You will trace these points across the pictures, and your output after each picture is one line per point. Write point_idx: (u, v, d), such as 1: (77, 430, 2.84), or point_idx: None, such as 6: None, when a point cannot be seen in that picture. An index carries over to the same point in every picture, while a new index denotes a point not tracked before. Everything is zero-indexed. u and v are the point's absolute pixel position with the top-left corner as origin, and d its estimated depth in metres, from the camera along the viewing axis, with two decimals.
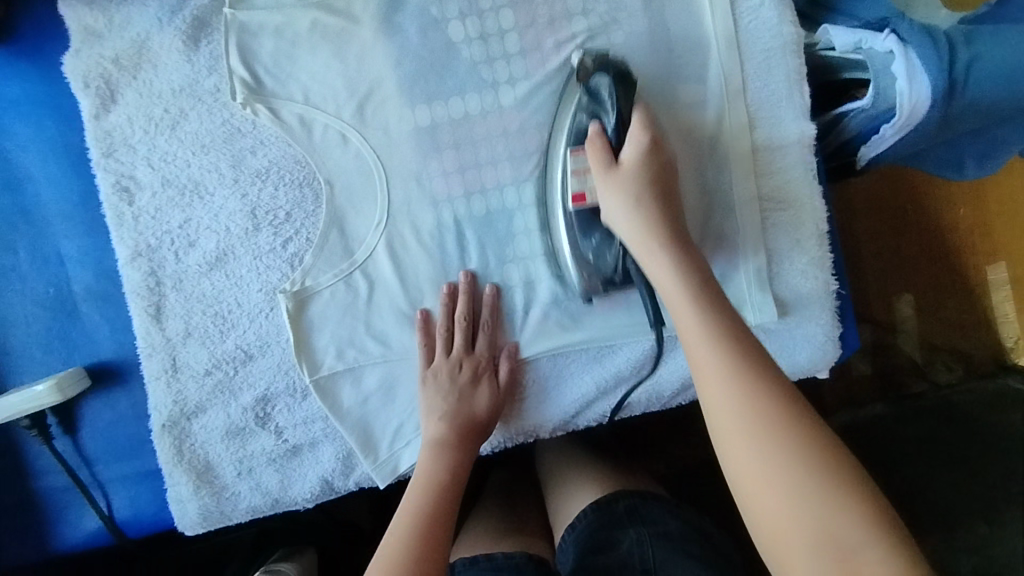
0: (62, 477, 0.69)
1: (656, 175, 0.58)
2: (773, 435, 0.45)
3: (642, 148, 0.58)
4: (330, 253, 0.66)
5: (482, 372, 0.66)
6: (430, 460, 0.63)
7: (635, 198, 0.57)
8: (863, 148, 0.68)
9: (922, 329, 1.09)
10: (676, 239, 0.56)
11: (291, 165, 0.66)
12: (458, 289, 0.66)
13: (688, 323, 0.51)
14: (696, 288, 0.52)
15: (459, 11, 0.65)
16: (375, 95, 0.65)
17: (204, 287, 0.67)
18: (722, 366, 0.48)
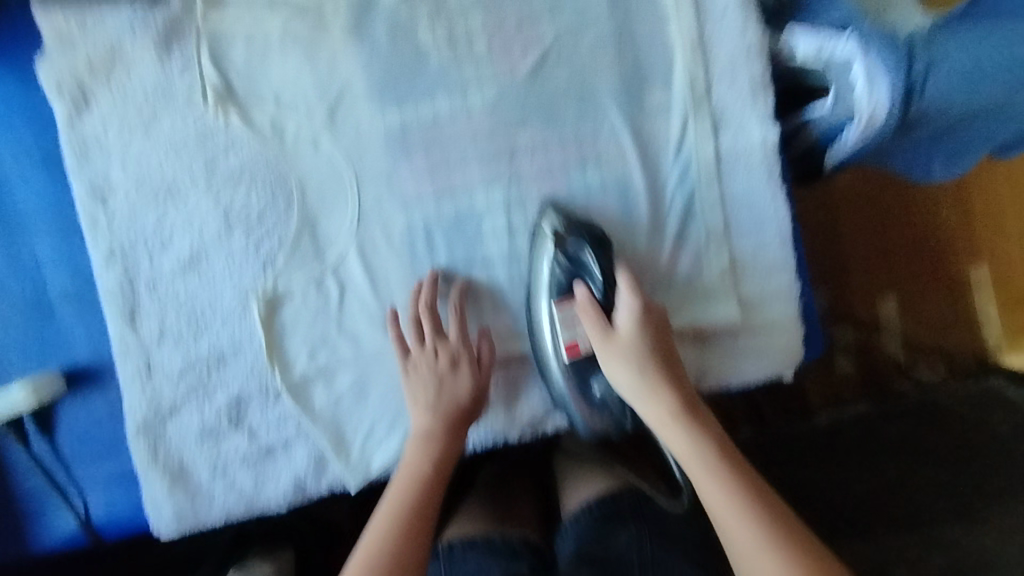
0: (39, 479, 0.70)
1: (657, 341, 0.61)
2: (777, 549, 0.54)
3: (635, 314, 0.61)
4: (302, 255, 0.67)
5: (461, 359, 0.65)
6: (415, 451, 0.63)
7: (639, 376, 0.60)
8: (829, 151, 0.70)
9: (907, 328, 1.16)
10: (687, 408, 0.60)
11: (264, 168, 0.66)
12: (422, 284, 0.66)
13: (704, 484, 0.57)
14: (712, 452, 0.58)
15: (429, 15, 0.65)
16: (345, 99, 0.66)
17: (178, 289, 0.67)
18: (745, 539, 0.55)
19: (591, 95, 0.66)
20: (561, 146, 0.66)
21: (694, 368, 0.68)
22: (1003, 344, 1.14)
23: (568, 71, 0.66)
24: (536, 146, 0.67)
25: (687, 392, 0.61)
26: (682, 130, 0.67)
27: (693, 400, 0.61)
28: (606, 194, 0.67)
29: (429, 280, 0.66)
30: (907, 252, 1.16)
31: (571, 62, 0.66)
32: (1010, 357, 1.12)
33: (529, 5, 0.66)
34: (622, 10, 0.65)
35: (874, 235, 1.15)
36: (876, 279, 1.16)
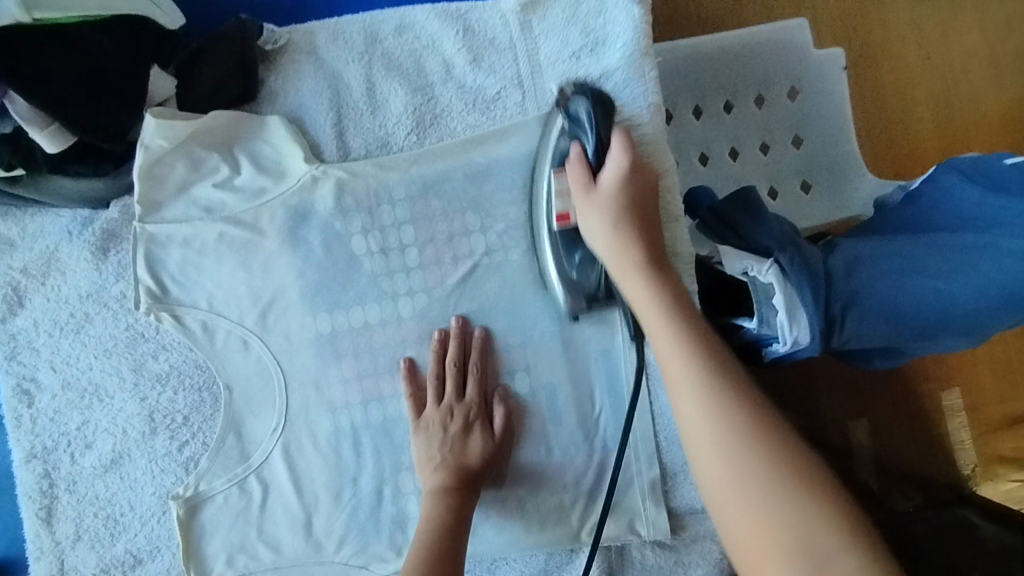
0: None
1: (637, 201, 0.57)
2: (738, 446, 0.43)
3: (623, 169, 0.58)
4: (226, 457, 0.66)
5: (473, 417, 0.65)
6: (432, 506, 0.61)
7: (610, 219, 0.56)
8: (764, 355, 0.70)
9: (882, 454, 1.01)
10: (653, 263, 0.55)
11: (192, 369, 0.67)
12: (447, 335, 0.66)
13: (662, 342, 0.50)
14: (690, 343, 0.49)
15: (363, 226, 0.67)
16: (277, 304, 0.67)
17: (97, 490, 0.66)
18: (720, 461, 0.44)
19: (520, 306, 0.68)
20: (489, 354, 0.67)
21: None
22: (977, 471, 1.02)
23: (497, 283, 0.68)
24: None
25: (658, 250, 0.56)
26: (612, 340, 0.67)
27: (663, 261, 0.56)
28: (536, 401, 0.67)
29: (455, 327, 0.66)
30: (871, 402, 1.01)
31: (501, 274, 0.68)
32: (986, 487, 1.00)
33: (461, 218, 0.68)
34: None
35: (834, 395, 1.01)
36: (846, 406, 1.01)
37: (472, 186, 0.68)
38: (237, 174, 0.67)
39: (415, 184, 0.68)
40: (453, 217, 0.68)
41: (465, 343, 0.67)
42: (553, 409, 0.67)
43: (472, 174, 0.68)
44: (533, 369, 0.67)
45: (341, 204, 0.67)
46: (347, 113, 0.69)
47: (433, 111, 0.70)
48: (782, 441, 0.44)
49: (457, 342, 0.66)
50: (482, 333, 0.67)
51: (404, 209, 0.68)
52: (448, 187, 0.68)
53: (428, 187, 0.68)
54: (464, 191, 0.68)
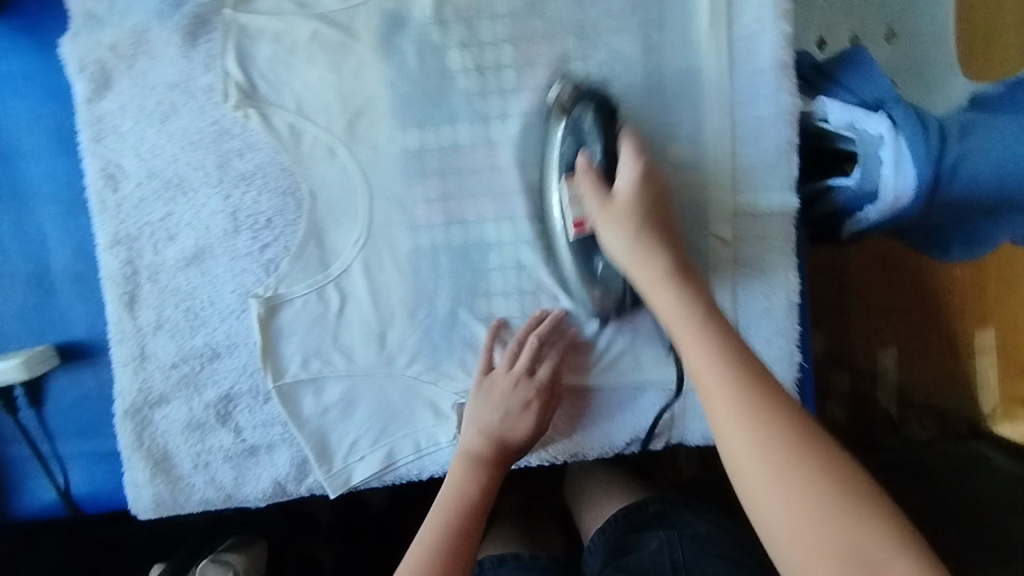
0: (24, 448, 0.71)
1: (654, 204, 0.58)
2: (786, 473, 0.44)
3: (636, 174, 0.59)
4: (306, 264, 0.67)
5: (524, 388, 0.65)
6: (465, 475, 0.62)
7: (675, 300, 0.53)
8: (845, 226, 0.68)
9: (904, 384, 0.99)
10: (682, 273, 0.55)
11: (276, 173, 0.66)
12: (542, 318, 0.66)
13: (689, 346, 0.50)
14: (702, 327, 0.50)
15: (460, 41, 0.65)
16: (366, 115, 0.66)
17: (179, 282, 0.68)
18: (754, 439, 0.45)
19: None
20: (575, 190, 0.66)
21: (680, 422, 0.69)
22: (996, 413, 0.95)
23: None
24: None
25: (682, 257, 0.57)
26: (703, 188, 0.65)
27: (688, 266, 0.56)
28: None
29: (547, 313, 0.66)
30: (908, 323, 0.98)
31: (599, 105, 0.65)
32: (1002, 429, 0.94)
33: (563, 42, 0.64)
34: (656, 60, 0.64)
35: (869, 307, 0.98)
36: (877, 329, 0.98)
37: (579, 8, 0.64)
38: None
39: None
40: (555, 40, 0.64)
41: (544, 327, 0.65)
42: None
43: None
44: None
45: (441, 15, 0.64)
46: None
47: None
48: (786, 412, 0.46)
49: (539, 329, 0.65)
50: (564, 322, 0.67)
51: (505, 25, 0.64)
52: (553, 7, 0.64)
53: (531, 4, 0.64)
54: (569, 12, 0.64)
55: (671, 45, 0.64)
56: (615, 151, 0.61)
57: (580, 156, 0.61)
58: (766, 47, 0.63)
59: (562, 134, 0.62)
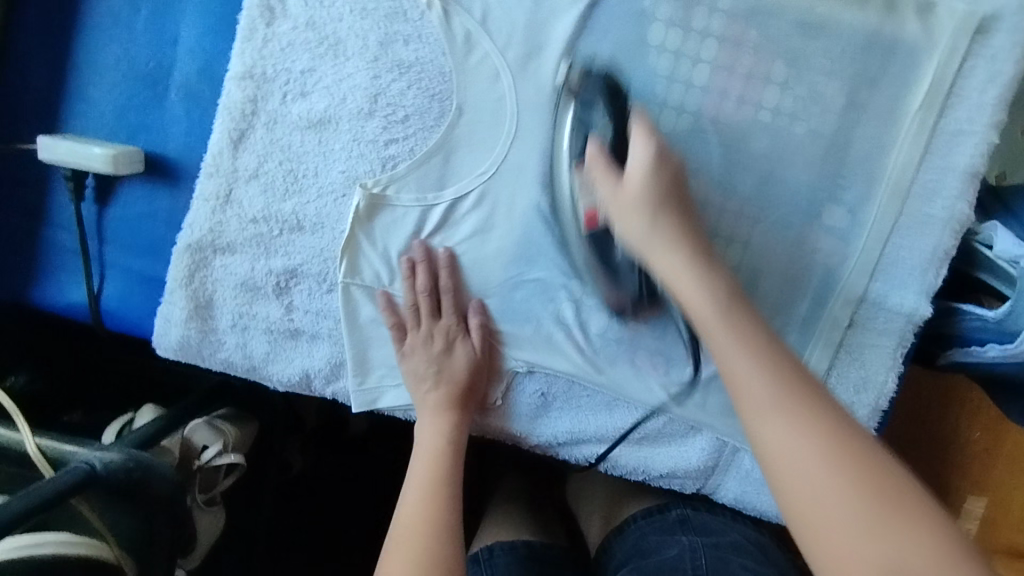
0: (70, 239, 0.67)
1: (665, 182, 0.56)
2: (831, 462, 0.44)
3: (647, 154, 0.57)
4: (424, 174, 0.64)
5: (455, 339, 0.65)
6: (429, 426, 0.65)
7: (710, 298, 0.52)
8: (951, 350, 0.67)
9: None
10: (694, 249, 0.54)
11: (433, 74, 0.63)
12: (415, 262, 0.65)
13: (725, 352, 0.49)
14: (744, 334, 0.50)
15: (669, 19, 0.61)
16: (545, 53, 0.62)
17: (292, 141, 0.64)
18: (791, 438, 0.45)
19: (774, 179, 0.62)
20: (718, 213, 0.63)
21: (717, 477, 0.66)
22: None
23: (766, 147, 0.62)
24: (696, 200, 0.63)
25: (695, 236, 0.55)
26: (843, 260, 0.62)
27: (704, 245, 0.55)
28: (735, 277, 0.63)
29: (419, 253, 0.65)
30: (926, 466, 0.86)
31: (775, 139, 0.62)
32: None
33: (768, 63, 0.61)
34: (852, 117, 0.61)
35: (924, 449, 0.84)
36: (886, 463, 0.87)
37: (800, 34, 0.60)
38: None
39: (744, 2, 0.60)
40: (761, 58, 0.61)
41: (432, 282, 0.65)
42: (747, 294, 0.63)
43: (807, 23, 0.60)
44: (750, 248, 0.63)
45: None
46: None
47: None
48: (828, 417, 0.46)
49: (425, 268, 0.65)
50: (424, 275, 0.65)
51: (720, 22, 0.61)
52: (775, 23, 0.60)
53: (755, 12, 0.60)
54: (789, 35, 0.60)
55: (872, 109, 0.61)
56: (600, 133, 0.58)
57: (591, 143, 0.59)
58: (966, 150, 0.60)
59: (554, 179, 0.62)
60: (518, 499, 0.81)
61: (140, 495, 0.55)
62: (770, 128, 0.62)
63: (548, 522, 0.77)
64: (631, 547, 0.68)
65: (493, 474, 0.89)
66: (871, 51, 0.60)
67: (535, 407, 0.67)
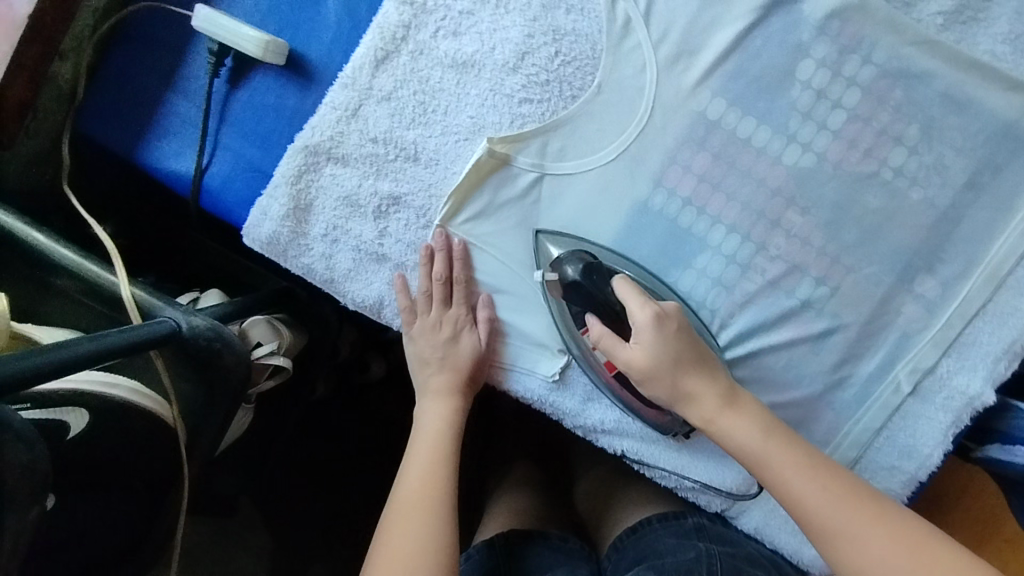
0: (191, 110, 0.69)
1: (670, 348, 0.59)
2: (868, 530, 0.54)
3: (643, 309, 0.60)
4: (548, 140, 0.65)
5: (462, 328, 0.67)
6: (434, 410, 0.67)
7: (720, 407, 0.59)
8: (983, 446, 0.70)
9: None
10: (695, 359, 0.60)
11: (585, 47, 0.65)
12: (434, 252, 0.66)
13: (742, 436, 0.58)
14: (758, 421, 0.58)
15: (823, 57, 0.62)
16: (695, 58, 0.64)
17: (432, 75, 0.66)
18: (830, 507, 0.54)
19: (878, 237, 0.63)
20: (816, 253, 0.64)
21: (743, 503, 0.68)
22: None
23: (880, 203, 0.63)
24: (798, 236, 0.64)
25: (694, 349, 0.60)
26: (921, 330, 0.64)
27: (703, 350, 0.61)
28: (814, 320, 0.65)
29: (438, 243, 0.66)
30: None
31: (890, 199, 0.63)
32: None
33: (905, 124, 0.62)
34: (970, 197, 0.62)
35: None
36: None
37: (945, 105, 0.61)
38: None
39: (899, 61, 0.61)
40: (900, 118, 0.62)
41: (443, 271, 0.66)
42: (822, 337, 0.65)
43: (953, 96, 0.61)
44: (836, 296, 0.64)
45: (826, 22, 0.62)
46: None
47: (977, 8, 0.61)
48: (843, 485, 0.55)
49: (444, 257, 0.66)
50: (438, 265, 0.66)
51: (871, 74, 0.62)
52: (923, 89, 0.61)
53: (907, 74, 0.61)
54: (933, 103, 0.61)
55: (990, 195, 0.62)
56: (599, 304, 0.61)
57: (596, 321, 0.62)
58: None
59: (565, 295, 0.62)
60: (527, 486, 0.84)
61: (211, 367, 0.55)
62: (890, 189, 0.63)
63: (558, 513, 0.80)
64: (642, 546, 0.68)
65: (505, 458, 0.91)
66: (1006, 140, 0.61)
67: (587, 390, 0.68)
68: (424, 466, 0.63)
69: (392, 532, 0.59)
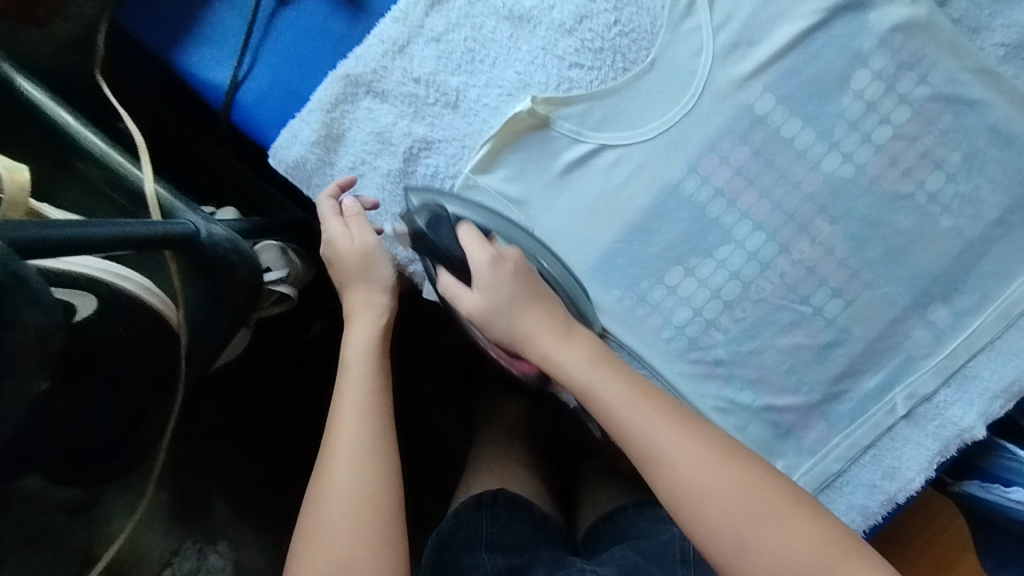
0: (236, 21, 0.67)
1: (503, 287, 0.54)
2: (664, 417, 0.49)
3: (472, 245, 0.56)
4: (594, 107, 0.64)
5: (335, 238, 0.61)
6: (367, 330, 0.59)
7: (487, 275, 0.55)
8: (962, 480, 0.69)
9: None
10: (500, 257, 0.55)
11: (643, 21, 0.64)
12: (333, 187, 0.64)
13: (527, 321, 0.54)
14: (552, 314, 0.54)
15: (879, 69, 0.62)
16: (753, 49, 0.63)
17: (485, 25, 0.65)
18: (625, 399, 0.49)
19: (900, 257, 0.63)
20: (838, 263, 0.63)
21: None
22: None
23: (910, 224, 0.62)
24: (823, 244, 0.63)
25: (509, 254, 0.56)
26: (927, 356, 0.64)
27: (518, 258, 0.56)
28: (824, 330, 0.64)
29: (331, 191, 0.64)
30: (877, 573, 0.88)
31: (919, 221, 0.62)
32: None
33: (949, 151, 0.61)
34: (998, 232, 0.62)
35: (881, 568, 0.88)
36: None
37: (992, 138, 0.61)
38: None
39: (954, 85, 0.61)
40: (944, 143, 0.61)
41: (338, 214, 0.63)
42: (828, 348, 0.64)
43: (1001, 130, 0.61)
44: (851, 308, 0.64)
45: (888, 36, 0.61)
46: None
47: None
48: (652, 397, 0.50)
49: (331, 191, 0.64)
50: (326, 207, 0.62)
51: (924, 94, 0.61)
52: (974, 116, 0.61)
53: (961, 100, 0.61)
54: (980, 135, 0.61)
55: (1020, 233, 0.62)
56: (445, 257, 0.57)
57: (444, 271, 0.58)
58: None
59: (413, 247, 0.59)
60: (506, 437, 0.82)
61: (221, 281, 0.55)
62: (921, 212, 0.62)
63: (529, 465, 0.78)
64: (615, 533, 0.69)
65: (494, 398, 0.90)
66: None
67: None
68: (357, 394, 0.56)
69: (313, 498, 0.52)
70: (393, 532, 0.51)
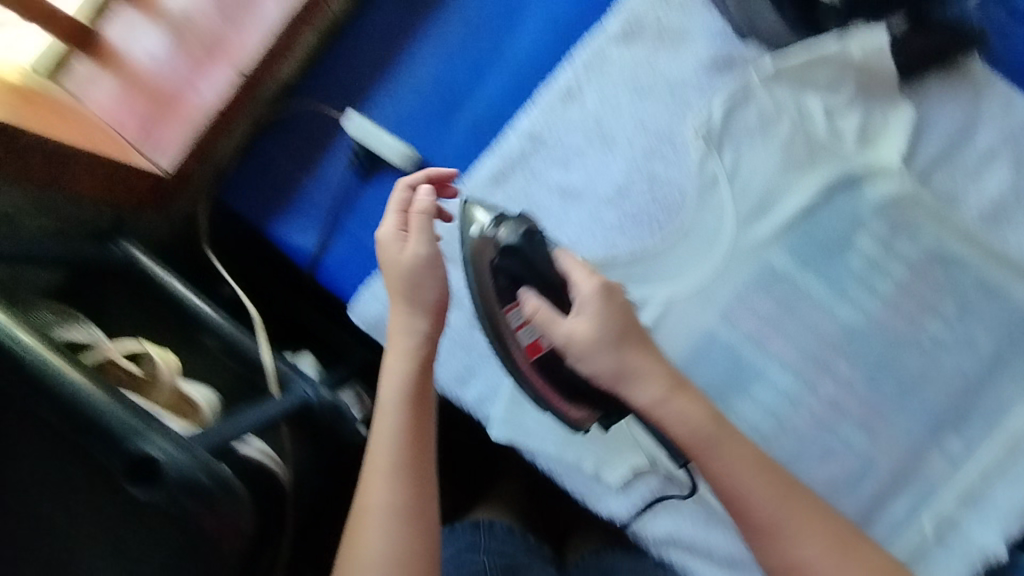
0: (323, 196, 0.77)
1: (610, 307, 0.61)
2: (754, 460, 0.60)
3: (591, 282, 0.61)
4: (638, 267, 0.75)
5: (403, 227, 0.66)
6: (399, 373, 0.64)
7: (597, 318, 0.60)
8: None
9: None
10: (608, 290, 0.61)
11: (676, 193, 0.75)
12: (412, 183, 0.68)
13: (632, 358, 0.60)
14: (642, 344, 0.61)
15: (878, 233, 0.72)
16: (769, 217, 0.74)
17: (539, 199, 0.76)
18: (727, 445, 0.60)
19: (912, 395, 0.71)
20: (859, 400, 0.72)
21: None
22: None
23: (917, 364, 0.72)
24: (845, 383, 0.72)
25: (614, 290, 0.62)
26: (945, 482, 0.71)
27: (617, 291, 0.62)
28: (852, 460, 0.71)
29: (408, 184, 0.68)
30: None
31: (925, 361, 0.72)
32: None
33: (943, 301, 0.72)
34: (994, 371, 0.71)
35: None
36: None
37: (978, 291, 0.71)
38: (847, 114, 0.73)
39: (942, 247, 0.72)
40: (939, 295, 0.72)
41: (403, 202, 0.67)
42: (857, 476, 0.71)
43: (985, 285, 0.71)
44: (876, 441, 0.71)
45: (884, 206, 0.72)
46: (955, 156, 0.72)
47: (1013, 213, 0.72)
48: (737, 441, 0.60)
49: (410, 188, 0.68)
50: (398, 194, 0.66)
51: (918, 254, 0.72)
52: (961, 272, 0.72)
53: (949, 259, 0.72)
54: (968, 289, 0.72)
55: (1013, 371, 0.71)
56: (540, 282, 0.62)
57: (534, 296, 0.61)
58: None
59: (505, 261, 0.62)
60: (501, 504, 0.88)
61: (329, 434, 0.64)
62: (926, 353, 0.72)
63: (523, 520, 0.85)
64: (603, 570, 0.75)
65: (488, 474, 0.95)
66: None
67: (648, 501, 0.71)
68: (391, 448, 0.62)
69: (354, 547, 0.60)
70: (418, 530, 0.60)
